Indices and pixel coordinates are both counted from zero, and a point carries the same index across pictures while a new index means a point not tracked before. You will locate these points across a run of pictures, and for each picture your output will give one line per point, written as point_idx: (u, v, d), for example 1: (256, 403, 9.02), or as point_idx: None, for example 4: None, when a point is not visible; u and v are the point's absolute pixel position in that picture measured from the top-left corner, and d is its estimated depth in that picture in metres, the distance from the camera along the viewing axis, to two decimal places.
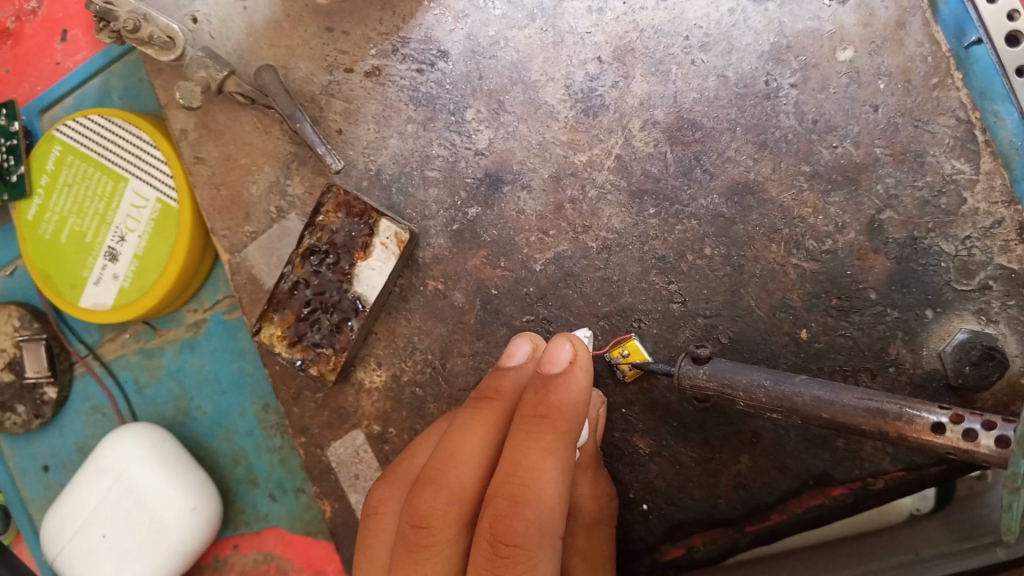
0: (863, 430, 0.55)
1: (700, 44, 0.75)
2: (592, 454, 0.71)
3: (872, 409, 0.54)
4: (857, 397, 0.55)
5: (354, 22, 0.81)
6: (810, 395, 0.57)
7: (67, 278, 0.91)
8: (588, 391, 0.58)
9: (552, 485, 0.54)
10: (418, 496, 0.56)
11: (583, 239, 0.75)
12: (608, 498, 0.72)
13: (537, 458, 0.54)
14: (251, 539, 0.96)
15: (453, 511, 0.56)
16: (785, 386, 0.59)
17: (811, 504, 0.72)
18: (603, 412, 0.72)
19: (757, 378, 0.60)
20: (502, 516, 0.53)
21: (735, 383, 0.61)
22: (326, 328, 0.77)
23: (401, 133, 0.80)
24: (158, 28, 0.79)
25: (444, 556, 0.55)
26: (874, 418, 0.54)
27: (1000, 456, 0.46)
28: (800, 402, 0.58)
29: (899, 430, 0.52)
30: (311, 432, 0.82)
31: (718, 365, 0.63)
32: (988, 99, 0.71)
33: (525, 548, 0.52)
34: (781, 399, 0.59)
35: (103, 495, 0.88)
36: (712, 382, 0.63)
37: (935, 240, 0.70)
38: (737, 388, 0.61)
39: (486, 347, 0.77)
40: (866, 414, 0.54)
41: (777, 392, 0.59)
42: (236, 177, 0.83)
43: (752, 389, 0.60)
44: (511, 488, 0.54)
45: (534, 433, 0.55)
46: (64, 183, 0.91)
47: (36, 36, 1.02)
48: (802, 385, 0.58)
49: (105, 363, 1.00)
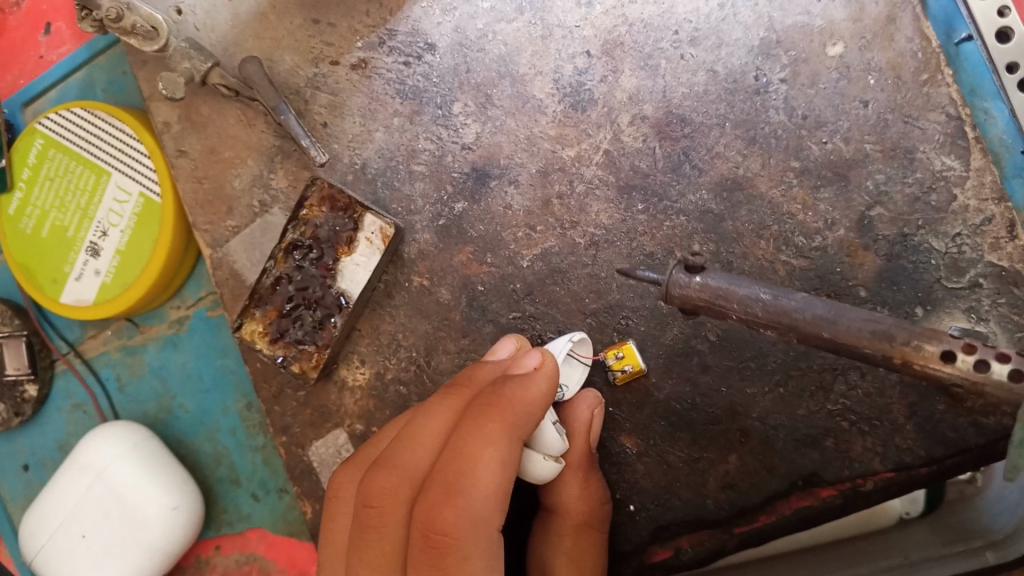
0: (865, 355, 0.52)
1: (689, 39, 0.74)
2: (583, 456, 0.69)
3: (878, 333, 0.50)
4: (862, 317, 0.52)
5: (341, 14, 0.80)
6: (810, 313, 0.54)
7: (48, 274, 0.89)
8: (548, 396, 0.58)
9: (490, 475, 0.53)
10: (371, 476, 0.55)
11: (570, 235, 0.74)
12: (602, 502, 0.70)
13: (477, 445, 0.53)
14: (233, 540, 0.94)
15: (402, 492, 0.54)
16: (785, 302, 0.55)
17: (801, 505, 0.71)
18: (598, 413, 0.70)
19: (755, 292, 0.57)
20: (436, 503, 0.51)
21: (730, 295, 0.58)
22: (309, 325, 0.76)
23: (387, 126, 0.79)
24: (142, 17, 0.78)
25: (392, 539, 0.54)
26: (878, 343, 0.50)
27: (1011, 392, 0.46)
28: (799, 319, 0.54)
29: (905, 356, 0.49)
30: (292, 431, 0.80)
31: (713, 277, 0.60)
32: (978, 96, 0.71)
33: (454, 537, 0.51)
34: (778, 316, 0.55)
35: (83, 493, 0.87)
36: (703, 294, 0.59)
37: (925, 238, 0.69)
38: (731, 301, 0.58)
39: (472, 344, 0.76)
40: (870, 337, 0.51)
41: (775, 308, 0.55)
42: (219, 171, 0.82)
43: (747, 303, 0.57)
44: (449, 474, 0.52)
45: (479, 421, 0.54)
46: (46, 177, 0.89)
47: (19, 29, 1.00)
48: (804, 302, 0.54)
49: (87, 360, 0.98)
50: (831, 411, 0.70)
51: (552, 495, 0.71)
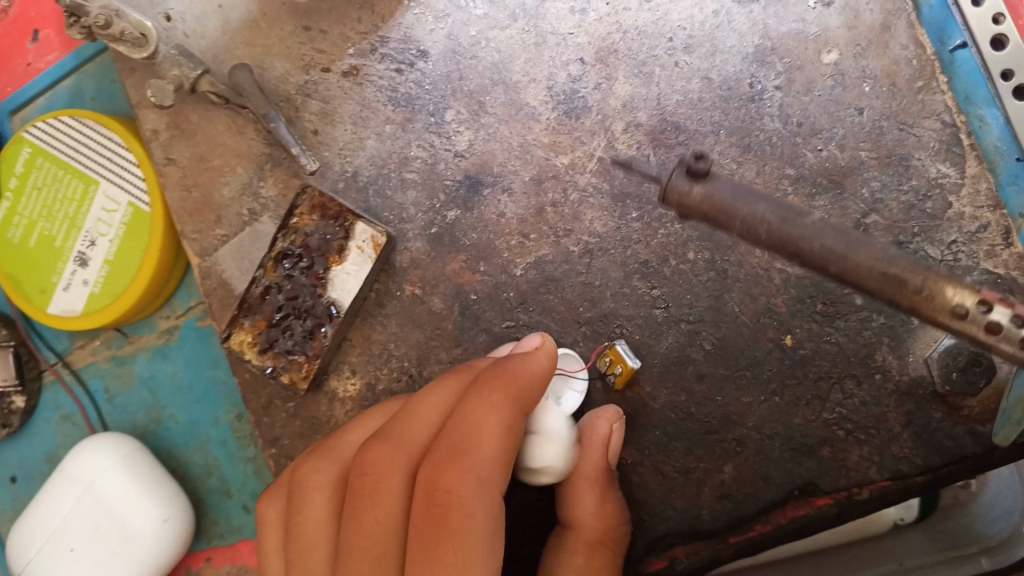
0: (872, 293, 0.45)
1: (684, 46, 0.74)
2: (599, 471, 0.68)
3: (890, 277, 0.44)
4: (877, 256, 0.44)
5: (333, 20, 0.79)
6: (819, 243, 0.45)
7: (36, 284, 0.88)
8: (548, 375, 0.56)
9: (493, 438, 0.53)
10: (368, 446, 0.55)
11: (564, 243, 0.74)
12: (618, 521, 0.69)
13: (481, 410, 0.53)
14: (224, 551, 0.93)
15: (399, 459, 0.54)
16: (794, 225, 0.46)
17: (795, 515, 0.70)
18: (618, 426, 0.69)
19: (760, 209, 0.47)
20: (440, 464, 0.52)
21: (732, 211, 0.48)
22: (299, 334, 0.75)
23: (379, 134, 0.78)
24: (131, 25, 0.77)
25: (389, 506, 0.53)
26: (888, 288, 0.44)
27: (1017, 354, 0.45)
28: (806, 249, 0.46)
29: (913, 305, 0.44)
30: (282, 443, 0.78)
31: (716, 184, 0.49)
32: (972, 103, 0.71)
33: (458, 496, 0.50)
34: (782, 244, 0.46)
35: (72, 506, 0.85)
36: (704, 205, 0.48)
37: (921, 245, 0.69)
38: (732, 219, 0.48)
39: (465, 353, 0.75)
40: (881, 281, 0.44)
41: (780, 233, 0.46)
42: (208, 179, 0.81)
43: (750, 224, 0.47)
44: (452, 438, 0.52)
45: (484, 388, 0.54)
46: (33, 186, 0.88)
47: (7, 35, 0.98)
48: (813, 230, 0.45)
49: (75, 370, 0.97)
50: (827, 419, 0.69)
51: (567, 509, 0.70)
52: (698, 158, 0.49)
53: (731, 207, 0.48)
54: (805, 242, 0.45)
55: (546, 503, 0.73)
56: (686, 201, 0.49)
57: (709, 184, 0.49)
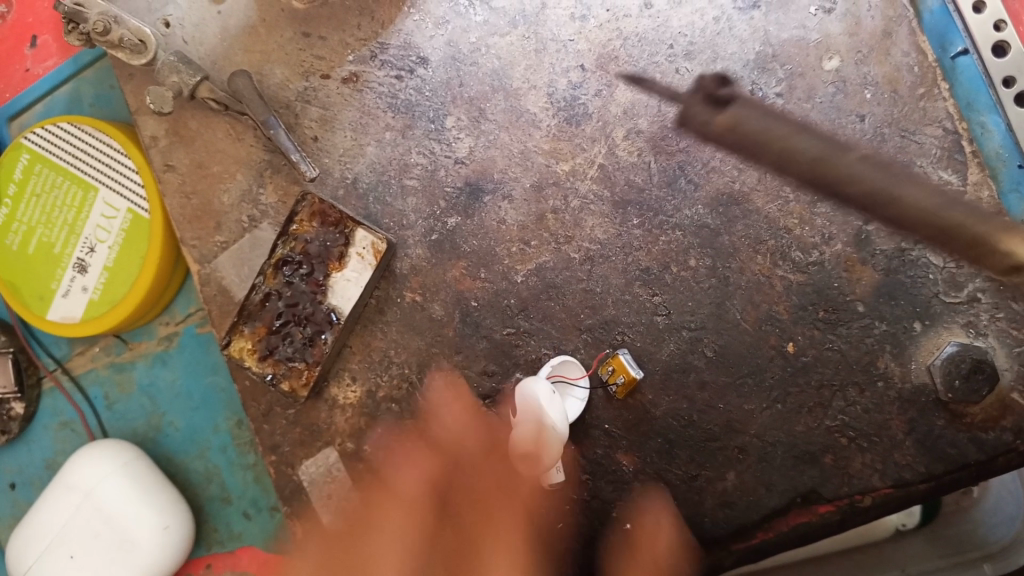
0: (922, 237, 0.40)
1: (684, 52, 0.73)
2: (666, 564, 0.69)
3: (948, 223, 0.39)
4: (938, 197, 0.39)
5: (332, 27, 0.79)
6: (870, 184, 0.39)
7: (35, 291, 0.88)
8: None
9: None
10: None
11: (565, 250, 0.74)
12: None
13: None
14: (225, 558, 0.92)
15: None
16: (839, 162, 0.39)
17: (798, 522, 0.70)
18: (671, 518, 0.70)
19: (802, 142, 0.39)
20: None
21: (766, 145, 0.40)
22: (299, 342, 0.75)
23: (379, 140, 0.78)
24: (129, 31, 0.76)
25: None
26: (943, 236, 0.39)
27: None
28: (851, 191, 0.39)
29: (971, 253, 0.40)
30: (282, 450, 0.79)
31: (746, 110, 0.42)
32: (974, 110, 0.71)
33: None
34: (821, 186, 0.40)
35: (71, 514, 0.85)
36: (731, 136, 0.41)
37: (924, 252, 0.69)
38: (767, 154, 0.40)
39: (467, 362, 0.76)
40: (939, 228, 0.39)
41: (822, 173, 0.39)
42: (207, 186, 0.81)
43: (789, 159, 0.40)
44: None
45: None
46: (31, 192, 0.88)
47: (4, 41, 0.98)
48: (863, 166, 0.39)
49: (75, 377, 0.96)
50: (830, 427, 0.69)
51: None
52: (721, 83, 0.43)
53: (764, 141, 0.40)
54: (849, 184, 0.39)
55: (548, 511, 0.73)
56: (708, 132, 0.42)
57: (736, 112, 0.42)
